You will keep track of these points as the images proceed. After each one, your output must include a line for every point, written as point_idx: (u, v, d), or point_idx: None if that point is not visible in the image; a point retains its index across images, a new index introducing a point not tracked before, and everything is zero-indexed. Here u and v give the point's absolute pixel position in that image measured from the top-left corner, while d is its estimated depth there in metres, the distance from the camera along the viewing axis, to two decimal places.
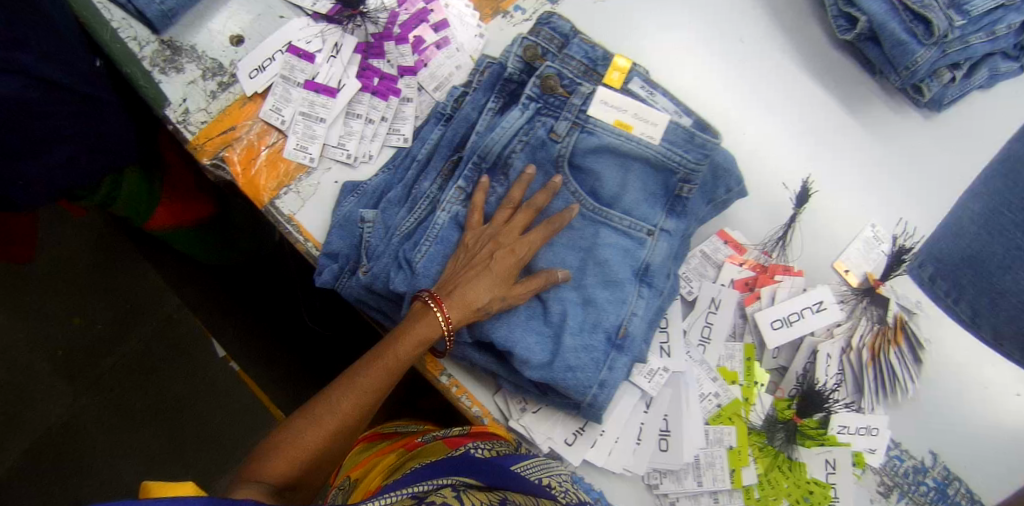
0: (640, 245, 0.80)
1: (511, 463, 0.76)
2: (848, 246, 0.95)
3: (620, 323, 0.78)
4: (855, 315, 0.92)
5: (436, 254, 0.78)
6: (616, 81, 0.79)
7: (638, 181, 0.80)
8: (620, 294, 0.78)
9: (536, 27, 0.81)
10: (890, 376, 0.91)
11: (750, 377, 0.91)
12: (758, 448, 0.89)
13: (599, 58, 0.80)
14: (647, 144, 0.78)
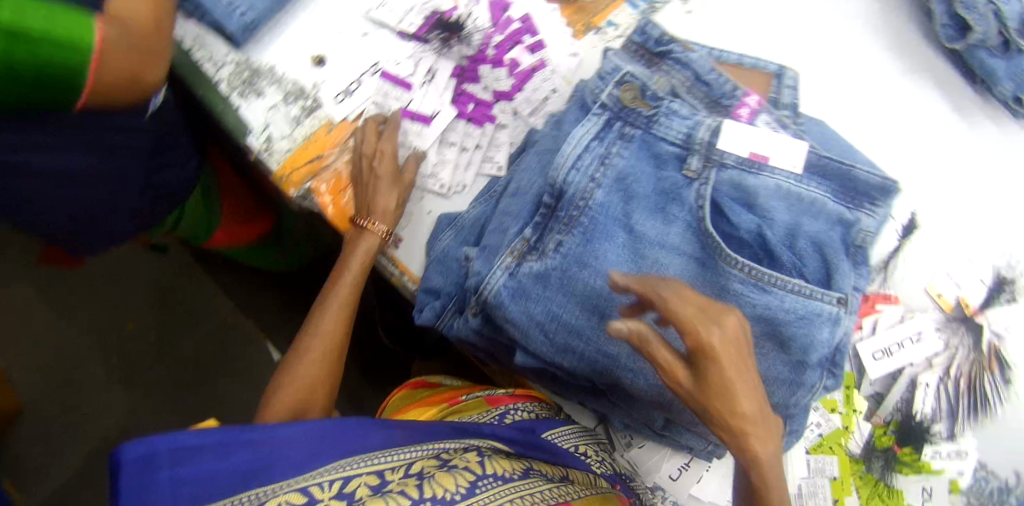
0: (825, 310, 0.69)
1: (545, 429, 0.77)
2: (947, 275, 0.92)
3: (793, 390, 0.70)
4: (953, 343, 0.92)
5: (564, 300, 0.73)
6: (743, 116, 0.76)
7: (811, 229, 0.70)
8: (797, 361, 0.70)
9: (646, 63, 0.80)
10: (982, 401, 0.89)
11: (850, 405, 0.92)
12: (859, 477, 0.91)
13: (724, 92, 0.78)
14: (803, 186, 0.71)
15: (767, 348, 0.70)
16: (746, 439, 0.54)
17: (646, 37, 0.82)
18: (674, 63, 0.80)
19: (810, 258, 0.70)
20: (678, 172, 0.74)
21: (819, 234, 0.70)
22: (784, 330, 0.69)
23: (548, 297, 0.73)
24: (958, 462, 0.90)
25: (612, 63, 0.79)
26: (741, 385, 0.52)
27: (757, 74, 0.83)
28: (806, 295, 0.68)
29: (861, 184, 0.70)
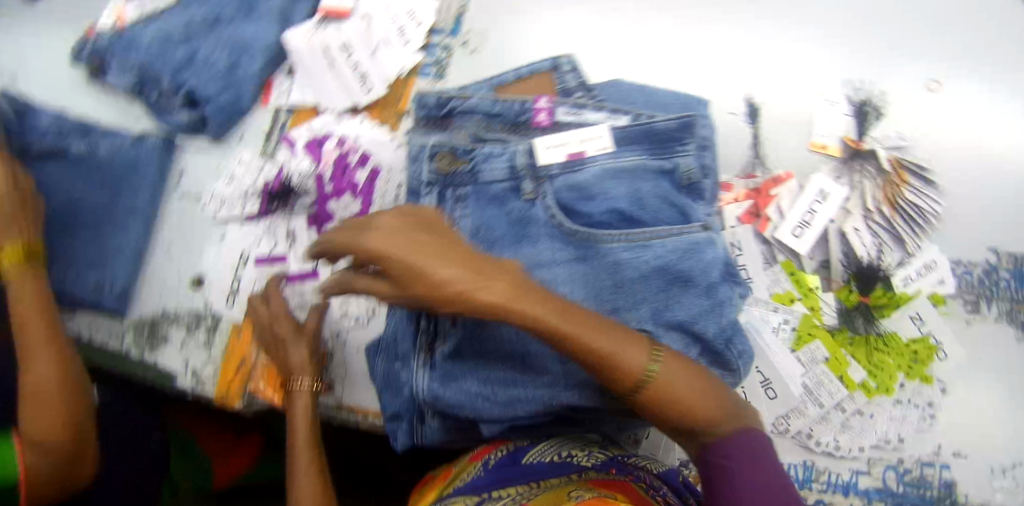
0: (700, 243, 0.69)
1: (523, 456, 0.75)
2: (817, 128, 0.97)
3: (720, 331, 0.68)
4: (858, 182, 0.96)
5: (485, 377, 0.76)
6: (545, 121, 0.77)
7: (650, 189, 0.72)
8: (710, 300, 0.68)
9: (430, 128, 0.78)
10: (917, 211, 0.96)
11: (805, 287, 0.93)
12: (849, 345, 0.92)
13: (518, 114, 0.78)
14: (619, 159, 0.74)
15: (684, 292, 0.68)
16: (463, 294, 0.58)
17: (427, 107, 0.79)
18: (463, 115, 0.78)
19: (667, 209, 0.72)
20: (519, 200, 0.74)
21: (660, 186, 0.72)
22: (684, 270, 0.68)
23: (472, 366, 0.77)
24: (930, 273, 0.96)
25: (417, 144, 0.77)
26: (414, 258, 0.59)
27: (540, 74, 0.83)
28: (677, 235, 0.69)
29: (666, 130, 0.73)
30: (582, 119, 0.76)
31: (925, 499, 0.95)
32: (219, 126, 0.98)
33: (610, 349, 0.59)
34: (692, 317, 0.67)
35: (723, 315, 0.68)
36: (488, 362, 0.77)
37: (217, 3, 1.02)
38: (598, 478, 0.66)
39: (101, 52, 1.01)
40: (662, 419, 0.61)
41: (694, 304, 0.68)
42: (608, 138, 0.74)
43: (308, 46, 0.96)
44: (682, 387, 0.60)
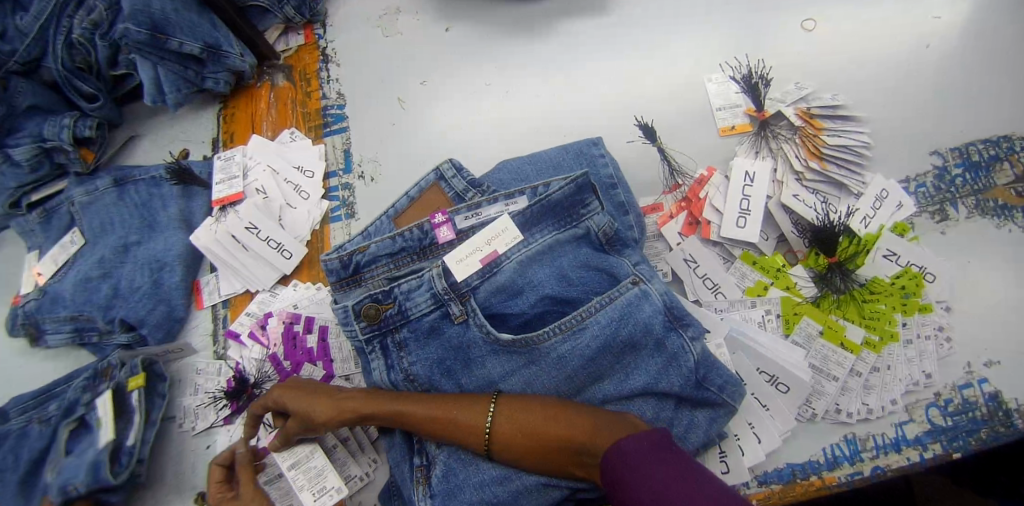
0: (636, 301, 0.72)
1: None
2: (713, 117, 0.99)
3: (687, 376, 0.72)
4: (777, 148, 0.96)
5: (488, 482, 0.74)
6: (450, 234, 0.78)
7: (570, 262, 0.76)
8: (662, 353, 0.72)
9: (345, 290, 0.78)
10: (845, 149, 0.95)
11: (770, 271, 0.90)
12: (837, 309, 0.89)
13: (422, 237, 0.78)
14: (533, 242, 0.76)
15: (638, 357, 0.72)
16: (322, 414, 0.72)
17: (334, 271, 0.77)
18: (370, 265, 0.77)
19: (596, 277, 0.76)
20: (452, 324, 0.74)
21: (580, 256, 0.76)
22: (630, 338, 0.71)
23: (469, 474, 0.75)
24: (884, 203, 0.94)
25: (339, 308, 0.75)
26: (287, 402, 0.75)
27: (430, 190, 0.86)
28: (611, 303, 0.72)
29: (565, 199, 0.77)
30: (483, 218, 0.79)
31: (977, 422, 0.91)
32: (164, 345, 0.98)
33: (449, 413, 0.70)
34: (654, 378, 0.72)
35: (683, 365, 0.72)
36: (482, 464, 0.75)
37: (120, 230, 1.03)
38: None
39: (32, 320, 1.02)
40: (526, 452, 0.68)
41: (652, 365, 0.72)
42: (514, 227, 0.75)
43: (213, 240, 0.96)
44: (530, 421, 0.68)
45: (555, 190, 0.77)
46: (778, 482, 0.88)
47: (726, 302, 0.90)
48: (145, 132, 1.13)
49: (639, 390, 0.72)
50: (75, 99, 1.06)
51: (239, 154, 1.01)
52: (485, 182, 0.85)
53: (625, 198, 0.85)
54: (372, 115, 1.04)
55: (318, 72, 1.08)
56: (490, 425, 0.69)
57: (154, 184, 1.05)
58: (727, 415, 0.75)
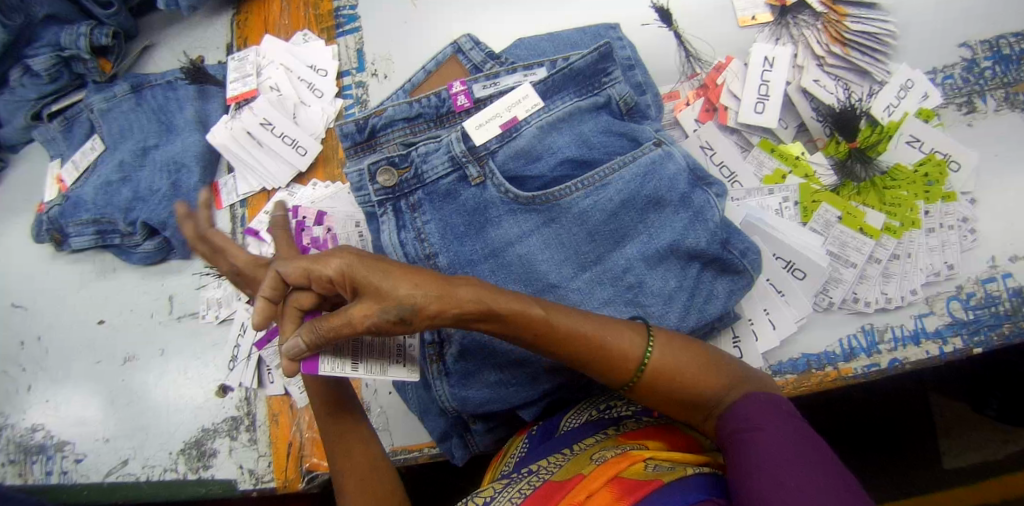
0: (659, 160, 0.73)
1: (564, 415, 0.77)
2: (733, 8, 0.95)
3: (712, 236, 0.72)
4: (798, 35, 0.93)
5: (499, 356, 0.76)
6: (467, 103, 0.79)
7: (592, 128, 0.76)
8: (686, 212, 0.72)
9: (362, 156, 0.79)
10: (869, 36, 0.92)
11: (791, 159, 0.88)
12: (857, 196, 0.87)
13: (439, 104, 0.79)
14: (556, 106, 0.76)
15: (661, 215, 0.73)
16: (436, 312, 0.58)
17: (350, 135, 0.78)
18: (386, 130, 0.79)
19: (619, 142, 0.76)
20: (469, 187, 0.74)
21: (600, 123, 0.76)
22: (653, 193, 0.72)
23: (486, 355, 0.76)
24: (909, 93, 0.91)
25: (354, 172, 0.75)
26: (380, 287, 0.57)
27: (448, 63, 0.85)
28: (634, 162, 0.73)
29: (588, 67, 0.76)
30: (501, 87, 0.79)
31: (1000, 317, 0.89)
32: (183, 244, 1.00)
33: (608, 337, 0.63)
34: (680, 234, 0.72)
35: (708, 220, 0.72)
36: (500, 344, 0.76)
37: (139, 134, 1.05)
38: (632, 430, 0.69)
39: (57, 224, 1.05)
40: (669, 399, 0.65)
41: (678, 222, 0.72)
42: (535, 95, 0.76)
43: (230, 137, 0.97)
44: (681, 362, 0.65)
45: (577, 58, 0.76)
46: (792, 372, 0.86)
47: (743, 190, 0.88)
48: (159, 42, 1.13)
49: (663, 248, 0.72)
50: (90, 6, 1.06)
51: (252, 54, 1.02)
52: (502, 56, 0.85)
53: (643, 79, 0.83)
54: (384, 15, 1.03)
55: None
56: (646, 361, 0.64)
57: (170, 88, 1.06)
58: (747, 284, 0.74)
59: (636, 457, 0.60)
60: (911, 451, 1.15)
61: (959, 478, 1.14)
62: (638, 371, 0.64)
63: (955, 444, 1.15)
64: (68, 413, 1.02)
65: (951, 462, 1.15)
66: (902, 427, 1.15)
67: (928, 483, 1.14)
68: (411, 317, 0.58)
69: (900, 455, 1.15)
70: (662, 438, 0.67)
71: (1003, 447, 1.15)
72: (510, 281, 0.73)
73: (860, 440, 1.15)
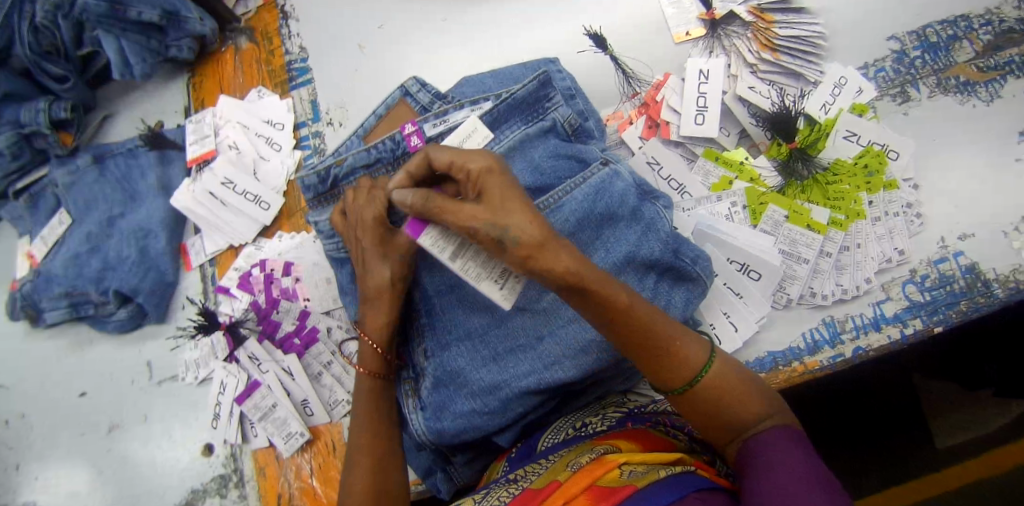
0: (610, 178, 0.73)
1: (543, 433, 0.78)
2: (667, 25, 0.98)
3: (666, 246, 0.73)
4: (731, 46, 0.96)
5: (466, 388, 0.77)
6: (421, 143, 0.79)
7: (543, 153, 0.77)
8: (639, 225, 0.73)
9: (324, 205, 0.80)
10: (798, 40, 0.96)
11: (735, 165, 0.91)
12: (801, 193, 0.90)
13: (395, 148, 0.79)
14: (505, 135, 0.77)
15: (615, 230, 0.73)
16: (531, 254, 0.56)
17: (312, 187, 0.79)
18: (348, 178, 0.79)
19: (566, 167, 0.77)
20: None
21: (549, 147, 0.78)
22: (605, 210, 0.72)
23: (459, 386, 0.77)
24: (843, 89, 0.95)
25: (324, 222, 0.80)
26: (499, 211, 0.57)
27: (397, 106, 0.86)
28: (585, 182, 0.73)
29: (530, 95, 0.77)
30: (450, 124, 0.80)
31: (956, 294, 0.91)
32: (157, 308, 1.01)
33: (674, 340, 0.64)
34: (634, 248, 0.72)
35: (660, 231, 0.73)
36: (470, 375, 0.77)
37: (104, 205, 1.06)
38: (605, 435, 0.70)
39: (31, 300, 1.06)
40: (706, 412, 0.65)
41: (631, 235, 0.73)
42: (484, 127, 0.76)
43: (193, 199, 1.00)
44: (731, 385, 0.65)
45: (519, 86, 0.77)
46: (760, 371, 0.88)
47: (693, 200, 0.91)
48: (118, 109, 1.15)
49: (621, 260, 0.72)
50: (46, 81, 1.07)
51: (209, 116, 1.05)
52: (449, 95, 0.88)
53: (584, 107, 0.85)
54: (333, 65, 1.06)
55: (279, 30, 1.09)
56: (701, 375, 0.65)
57: (132, 155, 1.08)
58: (701, 292, 0.76)
59: (611, 463, 0.60)
60: (899, 436, 1.13)
61: (953, 458, 1.11)
62: (689, 382, 0.65)
63: (945, 423, 1.12)
64: (56, 489, 1.02)
65: (943, 442, 1.12)
66: (885, 412, 1.14)
67: (920, 465, 1.12)
68: (507, 246, 0.56)
69: (887, 440, 1.13)
70: (637, 440, 0.68)
71: (999, 418, 1.10)
72: (474, 311, 0.79)
73: (845, 431, 1.14)
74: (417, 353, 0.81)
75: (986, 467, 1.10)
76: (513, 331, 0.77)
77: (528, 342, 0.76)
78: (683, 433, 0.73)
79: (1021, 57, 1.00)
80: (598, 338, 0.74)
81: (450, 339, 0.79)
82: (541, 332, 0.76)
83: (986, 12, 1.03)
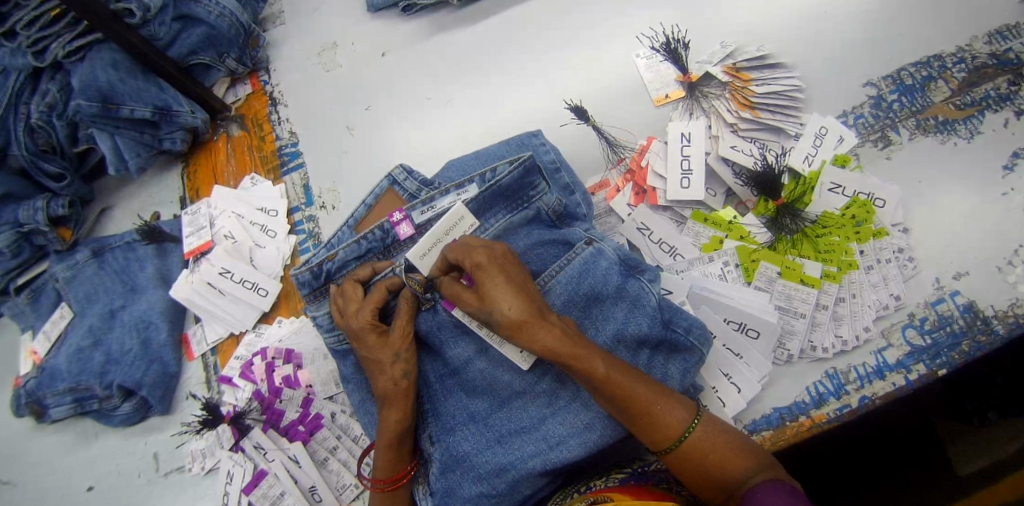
0: (593, 257, 0.76)
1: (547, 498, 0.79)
2: (646, 90, 1.04)
3: (655, 321, 0.74)
4: (710, 107, 1.00)
5: (476, 473, 0.76)
6: (411, 231, 0.81)
7: (528, 237, 0.81)
8: (627, 301, 0.75)
9: (318, 299, 0.81)
10: (776, 96, 0.98)
11: (722, 225, 0.94)
12: (791, 248, 0.92)
13: (387, 238, 0.81)
14: (491, 222, 0.80)
15: (604, 308, 0.76)
16: (511, 330, 0.66)
17: (306, 283, 0.79)
18: (340, 271, 0.80)
19: (552, 249, 0.80)
20: (422, 312, 0.79)
21: (533, 234, 0.81)
22: (592, 290, 0.76)
23: (466, 471, 0.76)
24: (824, 140, 0.97)
25: (323, 316, 0.81)
26: (486, 296, 0.67)
27: (386, 195, 0.89)
28: (569, 264, 0.76)
29: (514, 181, 0.79)
30: (438, 210, 0.82)
31: (956, 335, 0.91)
32: (160, 400, 1.01)
33: (658, 404, 0.69)
34: (623, 325, 0.74)
35: (646, 306, 0.74)
36: (475, 459, 0.76)
37: (105, 298, 1.07)
38: (602, 489, 0.74)
39: (36, 396, 1.04)
40: (694, 472, 0.69)
41: (618, 313, 0.75)
42: (470, 215, 0.77)
43: (192, 290, 1.01)
44: (712, 442, 0.69)
45: (503, 174, 0.79)
46: (767, 428, 0.88)
47: (685, 261, 0.93)
48: (115, 202, 1.18)
49: (610, 341, 0.74)
50: (43, 180, 1.09)
51: (204, 207, 1.08)
52: (436, 181, 0.90)
53: (569, 179, 0.88)
54: (322, 145, 1.13)
55: (268, 115, 1.17)
56: (687, 434, 0.69)
57: (130, 248, 1.09)
58: (698, 360, 0.76)
59: None
60: (918, 467, 1.09)
61: (976, 486, 1.07)
62: (676, 440, 0.69)
63: (961, 449, 1.09)
64: None
65: (964, 469, 1.08)
66: (901, 446, 1.09)
67: (943, 497, 1.07)
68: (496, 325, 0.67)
69: (906, 474, 1.09)
70: (629, 491, 0.71)
71: (1010, 443, 1.08)
72: (475, 394, 0.79)
73: (862, 471, 1.09)
74: (422, 440, 0.80)
75: (1013, 494, 1.05)
76: (516, 413, 0.77)
77: (530, 424, 0.76)
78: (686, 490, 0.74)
79: (997, 92, 1.01)
80: (600, 414, 0.74)
81: (455, 424, 0.79)
82: (544, 414, 0.76)
83: (959, 49, 1.04)
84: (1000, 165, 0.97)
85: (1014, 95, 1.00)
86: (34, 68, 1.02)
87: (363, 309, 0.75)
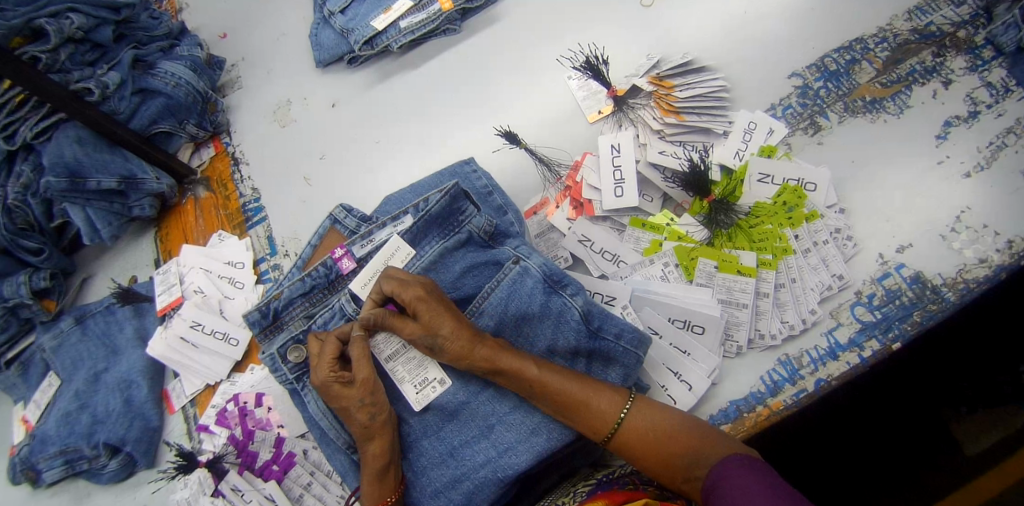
0: (518, 276, 0.79)
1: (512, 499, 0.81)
2: (580, 109, 1.09)
3: (581, 330, 0.78)
4: (637, 117, 1.05)
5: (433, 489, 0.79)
6: (353, 264, 0.86)
7: (464, 260, 0.84)
8: (552, 316, 0.79)
9: (269, 339, 0.85)
10: (700, 98, 1.03)
11: (662, 229, 0.98)
12: (729, 242, 0.95)
13: (330, 274, 0.85)
14: (427, 250, 0.84)
15: (535, 324, 0.79)
16: (459, 351, 0.73)
17: (256, 323, 0.84)
18: (287, 309, 0.85)
19: (484, 272, 0.84)
20: None
21: (467, 258, 0.84)
22: (522, 310, 0.79)
23: (427, 485, 0.79)
24: (753, 134, 1.01)
25: (266, 358, 0.83)
26: (431, 322, 0.72)
27: (329, 234, 0.95)
28: (500, 285, 0.79)
29: (443, 209, 0.84)
30: (376, 242, 0.86)
31: (907, 307, 0.90)
32: (144, 454, 1.05)
33: (602, 404, 0.73)
34: (553, 338, 0.79)
35: (570, 321, 0.78)
36: (432, 473, 0.79)
37: (88, 362, 1.12)
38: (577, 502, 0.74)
39: (28, 462, 1.07)
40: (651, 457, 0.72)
41: (546, 329, 0.79)
42: (406, 244, 0.83)
43: (167, 346, 1.06)
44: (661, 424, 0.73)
45: (433, 203, 0.84)
46: (726, 422, 0.89)
47: (629, 267, 0.97)
48: (97, 271, 1.25)
49: (543, 352, 0.79)
50: (24, 255, 1.14)
51: (174, 266, 1.14)
52: (374, 216, 0.96)
53: (502, 201, 0.93)
54: (284, 196, 1.19)
55: (232, 175, 1.24)
56: (631, 425, 0.73)
57: (109, 312, 1.15)
58: (636, 362, 0.79)
59: None
60: (929, 452, 1.09)
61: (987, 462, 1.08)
62: (621, 432, 0.73)
63: (968, 429, 1.09)
64: None
65: (974, 447, 1.08)
66: (905, 419, 1.10)
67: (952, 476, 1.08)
68: (439, 351, 0.74)
69: (914, 457, 1.09)
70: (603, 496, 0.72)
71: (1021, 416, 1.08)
72: (424, 410, 0.81)
73: (870, 447, 1.10)
74: None
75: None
76: (466, 425, 0.80)
77: (480, 432, 0.79)
78: (653, 485, 0.76)
79: (923, 65, 1.03)
80: (545, 418, 0.77)
81: (410, 442, 0.81)
82: (491, 420, 0.79)
83: (881, 29, 1.06)
84: (933, 135, 0.98)
85: (940, 66, 1.02)
86: (8, 151, 1.10)
87: (322, 364, 0.75)
